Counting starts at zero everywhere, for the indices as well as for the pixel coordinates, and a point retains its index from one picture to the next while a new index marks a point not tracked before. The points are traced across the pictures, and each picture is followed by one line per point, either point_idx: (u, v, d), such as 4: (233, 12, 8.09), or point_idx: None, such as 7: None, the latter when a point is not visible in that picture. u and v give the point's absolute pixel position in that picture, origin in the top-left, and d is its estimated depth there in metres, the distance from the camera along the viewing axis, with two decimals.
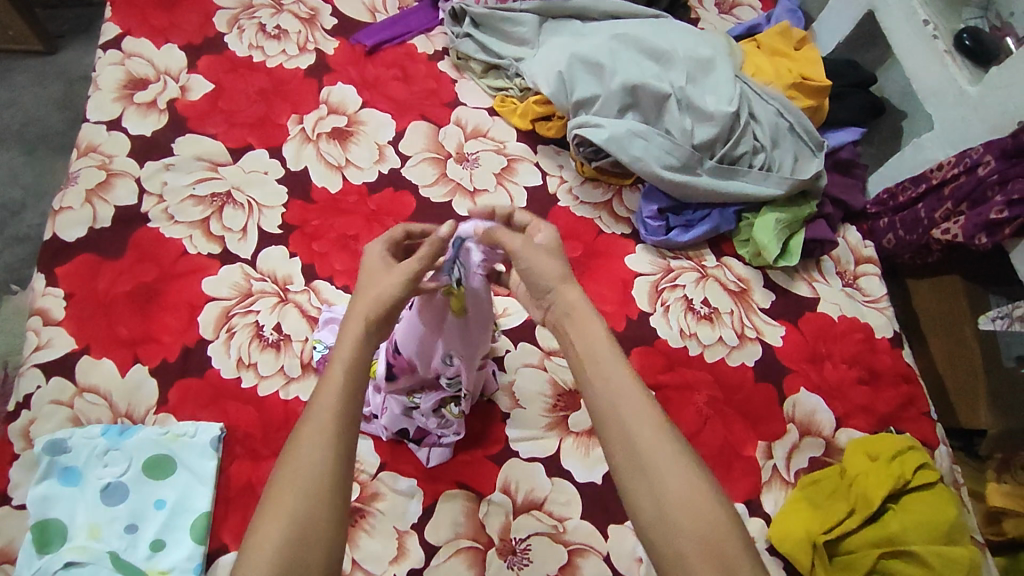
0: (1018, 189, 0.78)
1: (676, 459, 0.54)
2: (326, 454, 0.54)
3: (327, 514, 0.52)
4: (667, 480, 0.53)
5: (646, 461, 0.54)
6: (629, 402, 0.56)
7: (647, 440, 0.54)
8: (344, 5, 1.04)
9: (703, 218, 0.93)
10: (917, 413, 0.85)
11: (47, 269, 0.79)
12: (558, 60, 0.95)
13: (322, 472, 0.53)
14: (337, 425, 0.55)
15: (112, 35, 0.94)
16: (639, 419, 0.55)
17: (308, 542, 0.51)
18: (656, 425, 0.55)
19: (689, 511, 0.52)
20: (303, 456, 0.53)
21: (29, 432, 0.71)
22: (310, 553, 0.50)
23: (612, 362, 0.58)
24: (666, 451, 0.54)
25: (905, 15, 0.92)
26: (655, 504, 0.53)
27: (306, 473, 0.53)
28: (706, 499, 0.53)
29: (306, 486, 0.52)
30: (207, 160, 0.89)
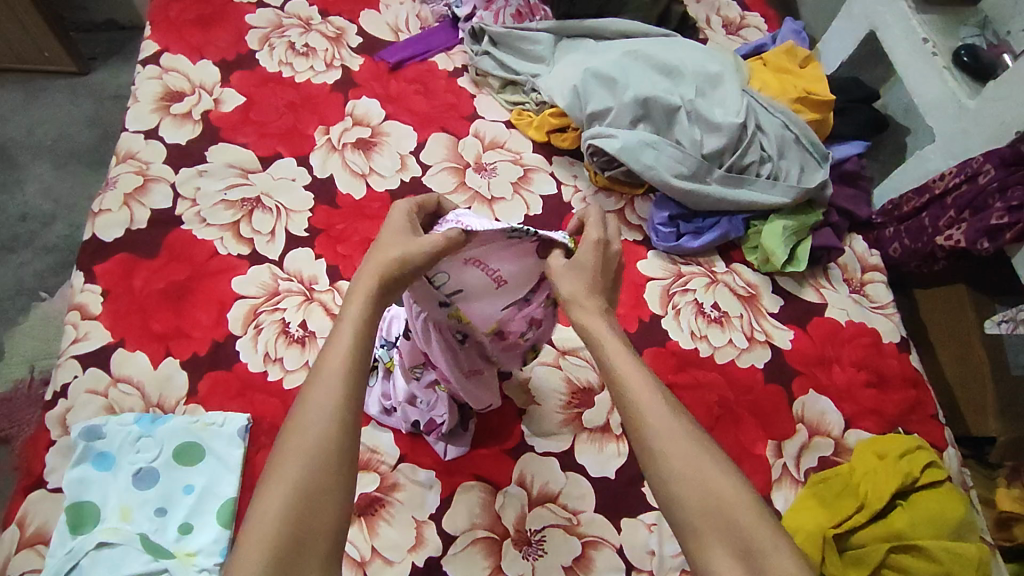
0: (1018, 195, 0.81)
1: (673, 428, 0.53)
2: (333, 418, 0.52)
3: (336, 475, 0.51)
4: (665, 442, 0.52)
5: (645, 433, 0.53)
6: (631, 385, 0.56)
7: (648, 417, 0.54)
8: (369, 25, 1.09)
9: (712, 226, 0.96)
10: (925, 415, 0.86)
11: (86, 267, 0.83)
12: (573, 75, 1.00)
13: (326, 436, 0.51)
14: (341, 393, 0.53)
15: (151, 51, 1.00)
16: (636, 397, 0.55)
17: (316, 498, 0.49)
18: (655, 400, 0.55)
19: (693, 484, 0.51)
20: (309, 419, 0.52)
21: (65, 420, 0.74)
22: (316, 517, 0.49)
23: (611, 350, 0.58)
24: (665, 422, 0.54)
25: (905, 34, 0.97)
26: (658, 474, 0.52)
27: (313, 434, 0.51)
28: (708, 464, 0.52)
29: (309, 451, 0.51)
30: (239, 167, 0.93)
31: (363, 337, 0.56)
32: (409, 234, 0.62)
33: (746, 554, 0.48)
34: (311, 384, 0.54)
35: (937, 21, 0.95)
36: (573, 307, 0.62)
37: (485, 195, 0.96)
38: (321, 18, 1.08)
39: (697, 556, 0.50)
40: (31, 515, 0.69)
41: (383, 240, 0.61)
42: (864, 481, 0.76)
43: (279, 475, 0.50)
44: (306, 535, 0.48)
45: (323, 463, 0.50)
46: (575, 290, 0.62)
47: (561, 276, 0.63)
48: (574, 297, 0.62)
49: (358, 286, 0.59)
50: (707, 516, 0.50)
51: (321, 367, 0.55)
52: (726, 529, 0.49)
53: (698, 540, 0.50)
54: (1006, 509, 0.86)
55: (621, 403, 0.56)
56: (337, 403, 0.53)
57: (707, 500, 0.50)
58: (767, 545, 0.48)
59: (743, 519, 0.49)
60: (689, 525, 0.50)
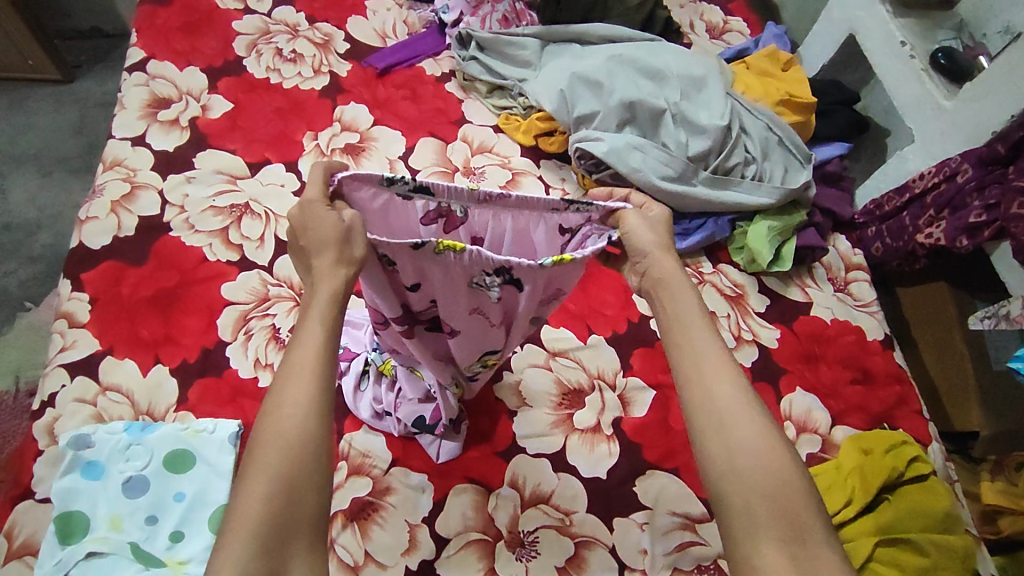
0: (995, 193, 0.83)
1: (747, 412, 0.55)
2: (310, 411, 0.50)
3: (315, 464, 0.49)
4: (738, 423, 0.54)
5: (717, 407, 0.55)
6: (711, 365, 0.57)
7: (725, 397, 0.55)
8: (356, 31, 1.10)
9: (699, 227, 0.98)
10: (910, 411, 0.88)
11: (73, 275, 0.83)
12: (559, 79, 1.01)
13: (306, 425, 0.49)
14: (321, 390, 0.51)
15: (137, 59, 1.00)
16: (713, 377, 0.56)
17: (297, 486, 0.48)
18: (731, 383, 0.56)
19: (759, 466, 0.52)
20: (286, 413, 0.49)
21: (53, 429, 0.74)
22: (300, 505, 0.47)
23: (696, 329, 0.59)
24: (739, 406, 0.55)
25: (883, 37, 0.99)
26: (726, 448, 0.53)
27: (290, 427, 0.49)
28: (773, 448, 0.53)
29: (290, 441, 0.48)
30: (227, 174, 0.93)
31: (331, 328, 0.54)
32: (337, 238, 0.54)
33: (794, 541, 0.49)
34: (284, 377, 0.51)
35: (914, 25, 0.97)
36: (657, 266, 0.61)
37: None
38: (308, 25, 1.09)
39: (746, 532, 0.51)
40: (19, 527, 0.68)
41: (318, 238, 0.55)
42: (851, 476, 0.77)
43: (259, 468, 0.48)
44: (289, 530, 0.47)
45: (303, 458, 0.48)
46: (656, 244, 0.62)
47: (639, 229, 0.61)
48: (659, 253, 0.62)
49: (322, 278, 0.55)
50: (765, 498, 0.51)
51: (295, 360, 0.52)
52: (781, 513, 0.50)
53: (750, 518, 0.51)
54: (990, 502, 0.87)
55: (694, 378, 0.57)
56: (315, 396, 0.51)
57: (768, 483, 0.51)
58: (816, 535, 0.50)
59: (799, 509, 0.51)
60: (743, 502, 0.51)
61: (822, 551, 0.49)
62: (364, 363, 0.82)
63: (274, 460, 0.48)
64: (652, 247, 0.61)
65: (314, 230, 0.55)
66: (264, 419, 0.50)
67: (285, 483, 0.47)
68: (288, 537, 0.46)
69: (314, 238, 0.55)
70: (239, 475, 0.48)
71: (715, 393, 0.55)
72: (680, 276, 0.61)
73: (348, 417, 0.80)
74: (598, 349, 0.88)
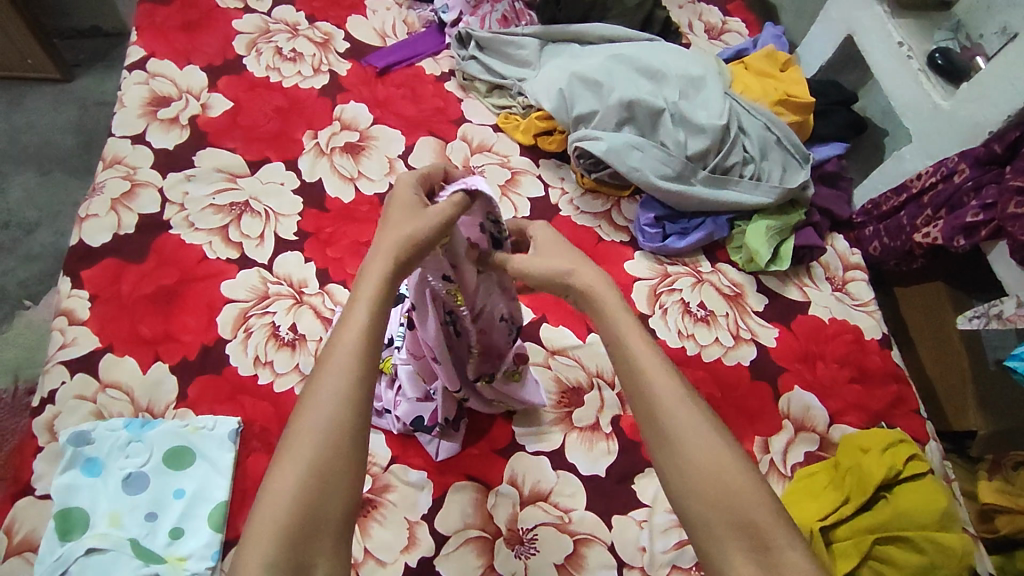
0: (991, 193, 0.83)
1: (697, 420, 0.52)
2: (341, 400, 0.49)
3: (348, 456, 0.48)
4: (685, 434, 0.51)
5: (663, 419, 0.52)
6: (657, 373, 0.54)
7: (668, 406, 0.52)
8: (356, 30, 1.10)
9: (698, 226, 0.98)
10: (907, 409, 0.88)
11: (73, 272, 0.83)
12: (559, 78, 1.01)
13: (339, 414, 0.49)
14: (353, 381, 0.50)
15: (137, 57, 1.00)
16: (653, 386, 0.53)
17: (331, 477, 0.47)
18: (677, 392, 0.53)
19: (712, 478, 0.49)
20: (318, 402, 0.49)
21: (54, 426, 0.74)
22: (331, 499, 0.47)
23: (630, 338, 0.56)
24: (684, 414, 0.52)
25: (881, 38, 0.99)
26: (677, 462, 0.50)
27: (323, 417, 0.49)
28: (726, 454, 0.50)
29: (325, 433, 0.48)
30: (227, 172, 0.93)
31: (378, 312, 0.54)
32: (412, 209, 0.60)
33: (759, 549, 0.47)
34: (322, 365, 0.51)
35: (911, 26, 0.98)
36: (577, 282, 0.61)
37: None
38: (308, 24, 1.09)
39: (711, 546, 0.48)
40: (19, 523, 0.68)
41: (393, 216, 0.60)
42: (848, 476, 0.77)
43: (291, 459, 0.47)
44: (315, 527, 0.46)
45: (336, 451, 0.48)
46: (568, 264, 0.63)
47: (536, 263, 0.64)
48: (572, 270, 0.62)
49: (383, 251, 0.57)
50: (721, 509, 0.48)
51: (340, 341, 0.52)
52: (739, 522, 0.48)
53: (712, 531, 0.48)
54: (987, 501, 0.87)
55: (637, 393, 0.54)
56: (351, 385, 0.50)
57: (724, 493, 0.49)
58: (781, 542, 0.47)
59: (759, 517, 0.48)
60: (704, 515, 0.49)
61: (790, 557, 0.47)
62: None
63: (307, 451, 0.48)
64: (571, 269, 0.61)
65: (395, 210, 0.60)
66: (298, 408, 0.50)
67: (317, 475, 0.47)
68: (315, 533, 0.46)
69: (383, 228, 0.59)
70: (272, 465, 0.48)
71: (656, 402, 0.52)
72: (607, 287, 0.60)
73: None
74: (596, 347, 0.89)
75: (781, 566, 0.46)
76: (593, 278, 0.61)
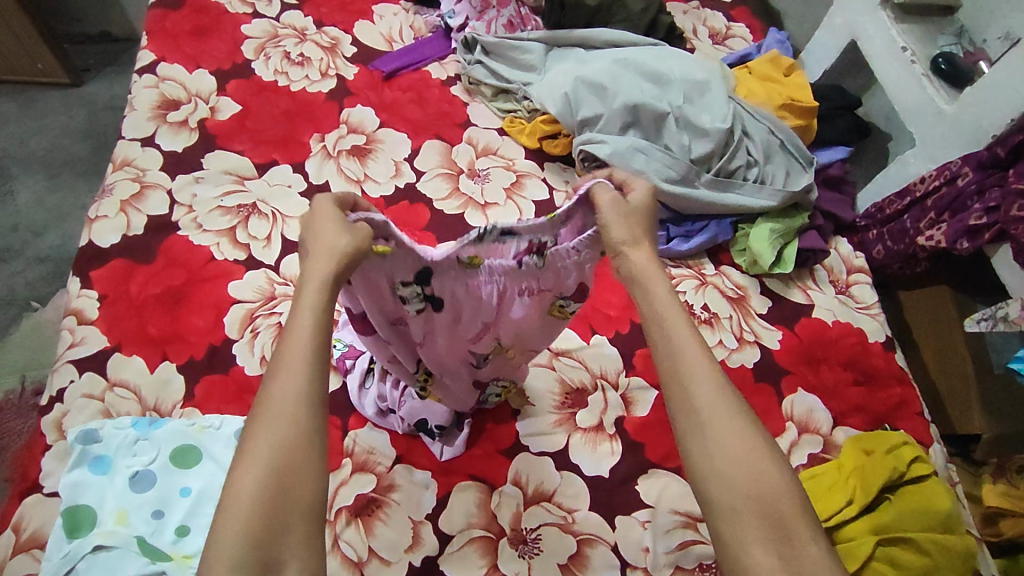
0: (994, 196, 0.83)
1: (728, 409, 0.51)
2: (302, 397, 0.48)
3: (308, 457, 0.47)
4: (716, 422, 0.50)
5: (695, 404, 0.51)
6: (689, 358, 0.52)
7: (704, 391, 0.51)
8: (363, 35, 1.11)
9: (701, 229, 0.99)
10: (911, 413, 0.88)
11: (83, 272, 0.84)
12: (564, 83, 1.02)
13: (296, 417, 0.47)
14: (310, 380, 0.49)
15: (147, 61, 1.01)
16: (691, 370, 0.52)
17: (291, 479, 0.46)
18: (712, 379, 0.52)
19: (741, 466, 0.49)
20: (279, 398, 0.47)
21: (62, 424, 0.74)
22: (293, 500, 0.45)
23: (675, 324, 0.54)
24: (719, 404, 0.51)
25: (884, 43, 1.00)
26: (706, 448, 0.50)
27: (284, 413, 0.47)
28: (756, 444, 0.49)
29: (281, 435, 0.46)
30: (234, 174, 0.94)
31: (326, 315, 0.52)
32: (341, 226, 0.56)
33: (782, 541, 0.46)
34: (277, 365, 0.49)
35: (915, 31, 0.99)
36: (634, 258, 0.57)
37: (478, 201, 0.98)
38: (316, 28, 1.10)
39: (731, 534, 0.48)
40: (27, 519, 0.69)
41: (315, 234, 0.56)
42: (852, 477, 0.78)
43: (250, 458, 0.46)
44: (282, 528, 0.44)
45: (294, 451, 0.46)
46: (635, 234, 0.58)
47: (613, 221, 0.57)
48: (633, 244, 0.57)
49: (312, 269, 0.53)
50: (749, 498, 0.48)
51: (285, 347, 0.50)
52: (764, 514, 0.47)
53: (735, 520, 0.48)
54: (991, 504, 0.87)
55: (670, 375, 0.53)
56: (307, 384, 0.48)
57: (752, 485, 0.48)
58: (804, 535, 0.47)
59: (785, 509, 0.48)
60: (730, 503, 0.48)
61: (812, 551, 0.46)
62: (368, 361, 0.82)
63: (264, 452, 0.46)
64: (622, 243, 0.57)
65: (318, 227, 0.56)
66: (259, 406, 0.47)
67: (278, 476, 0.45)
68: (282, 530, 0.44)
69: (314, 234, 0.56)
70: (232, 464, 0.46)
71: (693, 386, 0.51)
72: (656, 269, 0.57)
73: (352, 414, 0.81)
74: (600, 349, 0.89)
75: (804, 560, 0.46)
76: (644, 262, 0.57)
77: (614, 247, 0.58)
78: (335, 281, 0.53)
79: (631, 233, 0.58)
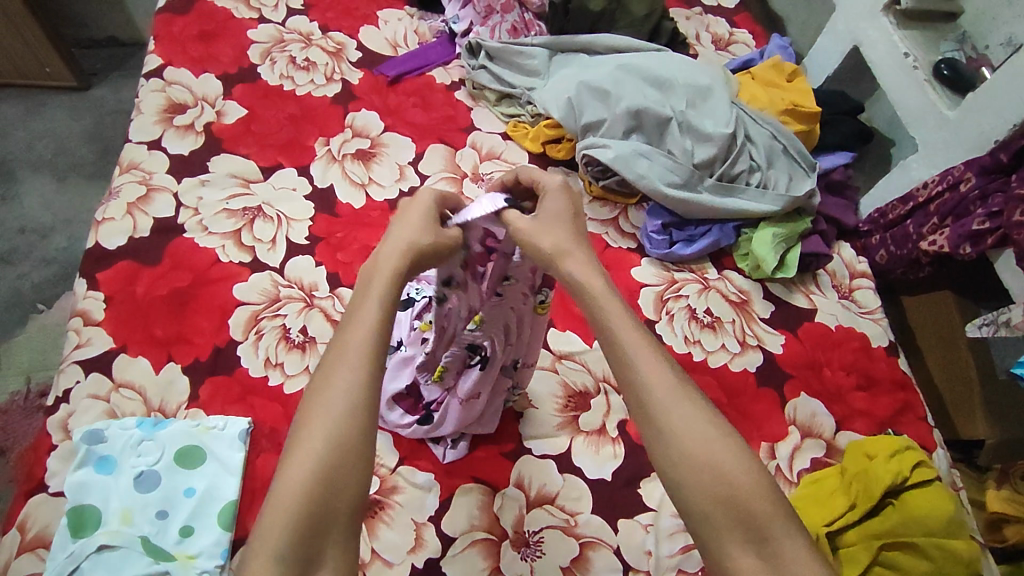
0: (998, 201, 0.84)
1: (690, 410, 0.50)
2: (361, 390, 0.48)
3: (357, 453, 0.47)
4: (679, 427, 0.50)
5: (655, 411, 0.50)
6: (648, 364, 0.52)
7: (661, 397, 0.51)
8: (368, 40, 1.12)
9: (705, 233, 0.99)
10: (914, 417, 0.88)
11: (89, 274, 0.84)
12: (567, 88, 1.03)
13: (351, 412, 0.48)
14: (367, 373, 0.49)
15: (154, 65, 1.02)
16: (648, 377, 0.51)
17: (340, 474, 0.46)
18: (669, 382, 0.51)
19: (709, 470, 0.48)
20: (335, 393, 0.48)
21: (67, 425, 0.75)
22: (339, 497, 0.46)
23: (626, 330, 0.54)
24: (682, 408, 0.50)
25: (888, 49, 1.00)
26: (672, 455, 0.49)
27: (336, 409, 0.48)
28: (722, 445, 0.49)
29: (336, 426, 0.47)
30: (240, 178, 0.95)
31: (390, 308, 0.53)
32: (426, 225, 0.58)
33: (757, 542, 0.47)
34: (336, 359, 0.50)
35: (918, 36, 0.99)
36: (568, 267, 0.57)
37: None
38: (321, 33, 1.11)
39: (708, 537, 0.48)
40: (32, 519, 0.69)
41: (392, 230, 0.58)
42: (854, 482, 0.77)
43: (303, 452, 0.46)
44: (324, 525, 0.46)
45: (348, 445, 0.47)
46: (560, 244, 0.57)
47: (536, 234, 0.58)
48: (561, 254, 0.57)
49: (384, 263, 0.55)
50: (719, 502, 0.48)
51: (346, 341, 0.51)
52: (737, 515, 0.47)
53: (709, 523, 0.48)
54: (994, 510, 0.86)
55: (630, 383, 0.52)
56: (362, 380, 0.49)
57: (723, 488, 0.48)
58: (780, 533, 0.47)
59: (759, 509, 0.47)
60: (700, 506, 0.48)
61: (787, 550, 0.47)
62: None
63: (319, 446, 0.46)
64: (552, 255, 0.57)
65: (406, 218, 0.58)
66: (311, 400, 0.48)
67: (328, 469, 0.46)
68: (325, 527, 0.45)
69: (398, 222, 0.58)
70: (284, 452, 0.47)
71: (652, 393, 0.51)
72: (597, 274, 0.57)
73: None
74: None
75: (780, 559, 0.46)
76: (582, 270, 0.56)
77: (545, 260, 0.58)
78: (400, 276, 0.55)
79: (552, 243, 0.57)
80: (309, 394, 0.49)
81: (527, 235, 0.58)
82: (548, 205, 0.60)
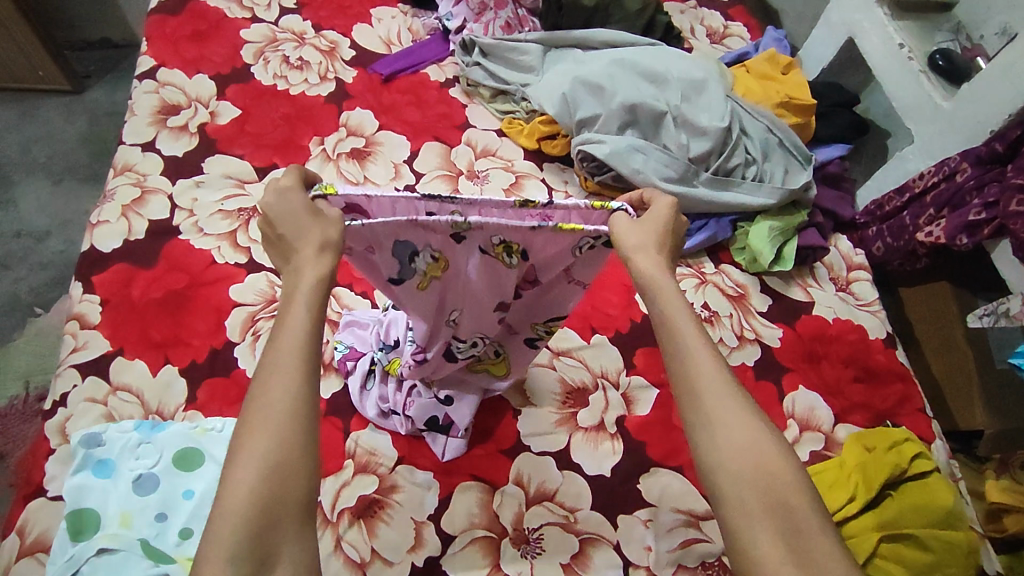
0: (994, 191, 0.84)
1: (734, 403, 0.51)
2: (298, 388, 0.48)
3: (301, 450, 0.47)
4: (721, 417, 0.50)
5: (702, 398, 0.51)
6: (697, 353, 0.53)
7: (711, 388, 0.51)
8: (361, 38, 1.12)
9: (701, 228, 0.99)
10: (913, 409, 0.88)
11: (84, 277, 0.84)
12: (561, 83, 1.02)
13: (292, 409, 0.47)
14: (303, 368, 0.48)
15: (147, 67, 1.01)
16: (697, 366, 0.52)
17: (286, 472, 0.45)
18: (719, 374, 0.52)
19: (750, 458, 0.49)
20: (276, 392, 0.47)
21: (65, 429, 0.75)
22: (288, 493, 0.45)
23: (681, 319, 0.54)
24: (726, 399, 0.51)
25: (882, 40, 1.00)
26: (714, 440, 0.50)
27: (277, 408, 0.47)
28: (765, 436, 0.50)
29: (279, 424, 0.46)
30: (235, 178, 0.95)
31: (318, 311, 0.51)
32: (314, 215, 0.54)
33: (789, 531, 0.47)
34: (269, 359, 0.49)
35: (911, 28, 0.99)
36: (637, 260, 0.55)
37: None
38: (314, 33, 1.11)
39: (740, 524, 0.48)
40: (32, 523, 0.69)
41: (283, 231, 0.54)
42: (854, 473, 0.78)
43: (247, 452, 0.46)
44: (276, 521, 0.45)
45: (289, 442, 0.46)
46: (644, 241, 0.56)
47: (624, 229, 0.56)
48: (640, 250, 0.56)
49: (304, 265, 0.53)
50: (754, 489, 0.48)
51: (280, 342, 0.49)
52: (769, 504, 0.47)
53: (743, 511, 0.48)
54: (994, 500, 0.87)
55: (679, 370, 0.53)
56: (304, 381, 0.48)
57: (761, 477, 0.48)
58: (812, 526, 0.47)
59: (794, 500, 0.48)
60: (737, 492, 0.48)
61: (820, 542, 0.46)
62: (370, 363, 0.83)
63: (263, 445, 0.46)
64: (630, 248, 0.55)
65: (286, 212, 0.54)
66: (255, 399, 0.47)
67: (272, 478, 0.45)
68: (276, 524, 0.45)
69: (292, 227, 0.54)
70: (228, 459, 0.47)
71: (700, 380, 0.52)
72: (666, 271, 0.56)
73: (354, 416, 0.81)
74: (601, 348, 0.89)
75: (812, 550, 0.46)
76: (652, 267, 0.55)
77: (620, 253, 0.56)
78: (323, 281, 0.53)
79: (637, 239, 0.56)
80: (251, 393, 0.48)
81: (617, 226, 0.57)
82: (650, 214, 0.58)
